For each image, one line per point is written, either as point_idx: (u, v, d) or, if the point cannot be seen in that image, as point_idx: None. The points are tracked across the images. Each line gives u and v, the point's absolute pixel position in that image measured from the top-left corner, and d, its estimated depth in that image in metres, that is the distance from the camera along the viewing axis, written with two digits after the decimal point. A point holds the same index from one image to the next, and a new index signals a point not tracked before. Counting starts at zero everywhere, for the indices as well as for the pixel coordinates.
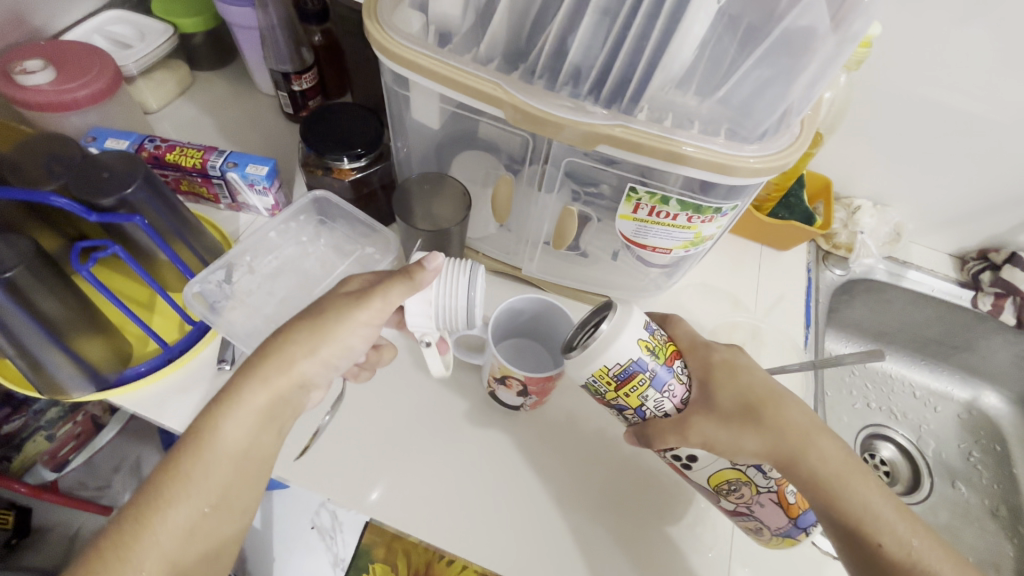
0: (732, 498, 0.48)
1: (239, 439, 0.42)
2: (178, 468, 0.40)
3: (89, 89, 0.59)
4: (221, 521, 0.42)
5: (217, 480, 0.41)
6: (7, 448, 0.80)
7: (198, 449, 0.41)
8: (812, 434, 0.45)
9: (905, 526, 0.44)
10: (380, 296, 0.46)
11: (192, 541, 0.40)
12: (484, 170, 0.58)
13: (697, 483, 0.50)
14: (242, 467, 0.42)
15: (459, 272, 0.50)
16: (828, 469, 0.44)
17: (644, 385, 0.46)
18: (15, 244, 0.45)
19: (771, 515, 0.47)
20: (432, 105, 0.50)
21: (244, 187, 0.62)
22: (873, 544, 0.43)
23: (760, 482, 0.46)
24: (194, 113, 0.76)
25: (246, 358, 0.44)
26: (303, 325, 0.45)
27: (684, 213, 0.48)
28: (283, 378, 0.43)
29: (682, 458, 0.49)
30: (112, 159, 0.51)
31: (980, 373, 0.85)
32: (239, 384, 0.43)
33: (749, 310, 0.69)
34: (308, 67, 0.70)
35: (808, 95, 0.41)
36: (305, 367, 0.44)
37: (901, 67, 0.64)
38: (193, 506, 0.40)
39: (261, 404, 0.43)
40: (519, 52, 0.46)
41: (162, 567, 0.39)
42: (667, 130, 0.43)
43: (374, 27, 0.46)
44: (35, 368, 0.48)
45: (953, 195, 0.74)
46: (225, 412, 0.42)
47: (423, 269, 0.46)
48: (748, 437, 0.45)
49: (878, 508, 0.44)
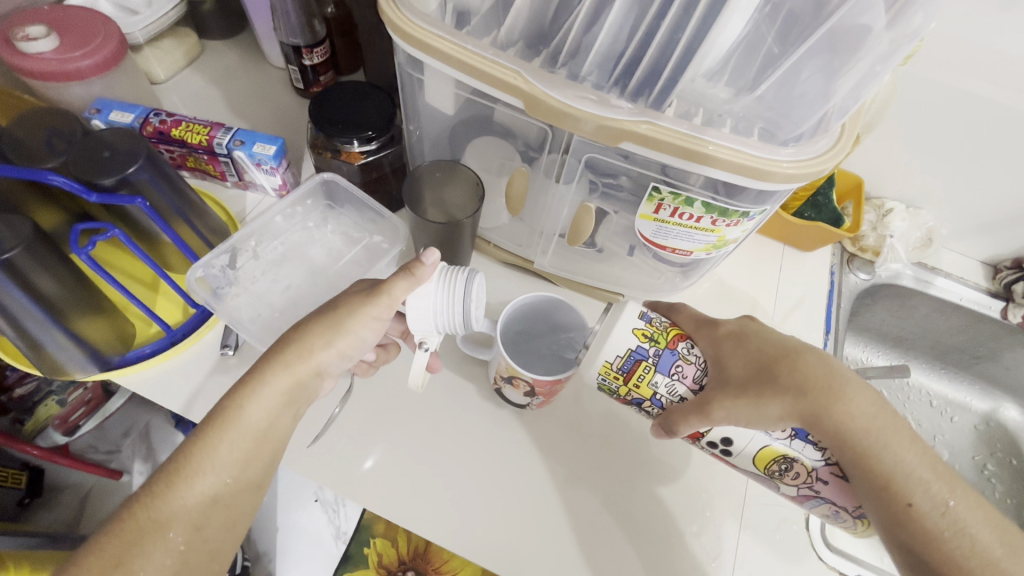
0: (790, 480, 0.45)
1: (260, 419, 0.42)
2: (203, 437, 0.40)
3: (93, 59, 0.57)
4: (242, 493, 0.41)
5: (239, 454, 0.41)
6: (19, 410, 0.81)
7: (222, 425, 0.40)
8: (836, 387, 0.42)
9: (941, 486, 0.40)
10: (386, 294, 0.44)
11: (215, 509, 0.40)
12: (499, 159, 0.55)
13: (745, 469, 0.47)
14: (261, 445, 0.42)
15: (457, 276, 0.45)
16: (855, 424, 0.41)
17: (650, 372, 0.45)
18: (15, 225, 0.44)
19: (840, 492, 0.44)
20: (447, 90, 0.47)
21: (251, 166, 0.60)
22: (903, 504, 0.39)
23: (812, 455, 0.43)
24: (202, 84, 0.74)
25: (270, 345, 0.44)
26: (317, 321, 0.44)
27: (708, 216, 0.45)
28: (302, 366, 0.43)
29: (718, 445, 0.46)
30: (115, 136, 0.49)
31: (1001, 385, 0.82)
32: (263, 367, 0.43)
33: (768, 313, 0.66)
34: (320, 41, 0.67)
35: (852, 100, 0.38)
36: (322, 358, 0.44)
37: (950, 60, 0.60)
38: (215, 476, 0.40)
39: (284, 387, 0.42)
40: (541, 35, 0.43)
41: (187, 531, 0.38)
42: (698, 127, 0.40)
43: (388, 5, 0.43)
44: (36, 348, 0.48)
45: (992, 200, 0.70)
46: (249, 394, 0.41)
47: (422, 264, 0.44)
48: (768, 402, 0.42)
49: (911, 466, 0.40)
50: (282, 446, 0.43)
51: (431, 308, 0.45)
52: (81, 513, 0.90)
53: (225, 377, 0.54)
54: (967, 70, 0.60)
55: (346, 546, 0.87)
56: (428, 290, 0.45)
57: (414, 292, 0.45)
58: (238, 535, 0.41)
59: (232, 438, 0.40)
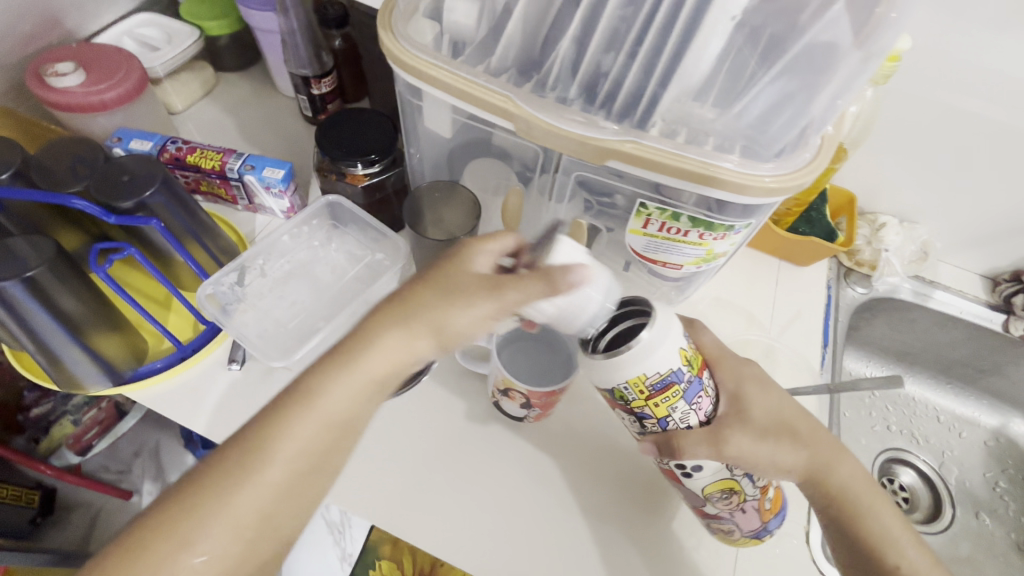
0: (718, 504, 0.48)
1: (341, 406, 0.38)
2: (279, 418, 0.37)
3: (116, 91, 0.61)
4: (304, 491, 0.38)
5: (315, 444, 0.38)
6: (36, 430, 0.85)
7: (304, 406, 0.37)
8: (841, 451, 0.49)
9: (921, 557, 0.47)
10: (511, 292, 0.39)
11: (275, 504, 0.37)
12: (496, 179, 0.58)
13: (688, 488, 0.48)
14: (335, 439, 0.38)
15: (595, 291, 0.39)
16: (854, 488, 0.48)
17: (677, 396, 0.43)
18: (39, 245, 0.46)
19: (748, 520, 0.48)
20: (445, 115, 0.50)
21: (261, 190, 0.63)
22: (891, 565, 0.46)
23: (749, 490, 0.46)
24: (217, 114, 0.78)
25: (373, 318, 0.40)
26: (429, 301, 0.40)
27: (694, 230, 0.47)
28: (403, 354, 0.39)
29: (685, 466, 0.46)
30: (133, 163, 0.52)
31: (1007, 399, 0.82)
32: (360, 346, 0.39)
33: (763, 326, 0.67)
34: (327, 71, 0.71)
35: (831, 110, 0.40)
36: (423, 347, 0.40)
37: (936, 75, 0.61)
38: (283, 467, 0.37)
39: (373, 375, 0.39)
40: (531, 62, 0.45)
41: (239, 526, 0.35)
42: (679, 146, 0.42)
43: (386, 35, 0.46)
44: (56, 363, 0.50)
45: (987, 215, 0.71)
46: (337, 374, 0.38)
47: (567, 278, 0.38)
48: (788, 452, 0.47)
49: (897, 535, 0.47)
50: (330, 466, 0.39)
51: (554, 318, 0.40)
52: (89, 534, 0.91)
53: (231, 390, 0.56)
54: (952, 85, 0.61)
55: (352, 568, 0.87)
56: (559, 304, 0.39)
57: (545, 300, 0.39)
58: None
59: (273, 456, 0.37)
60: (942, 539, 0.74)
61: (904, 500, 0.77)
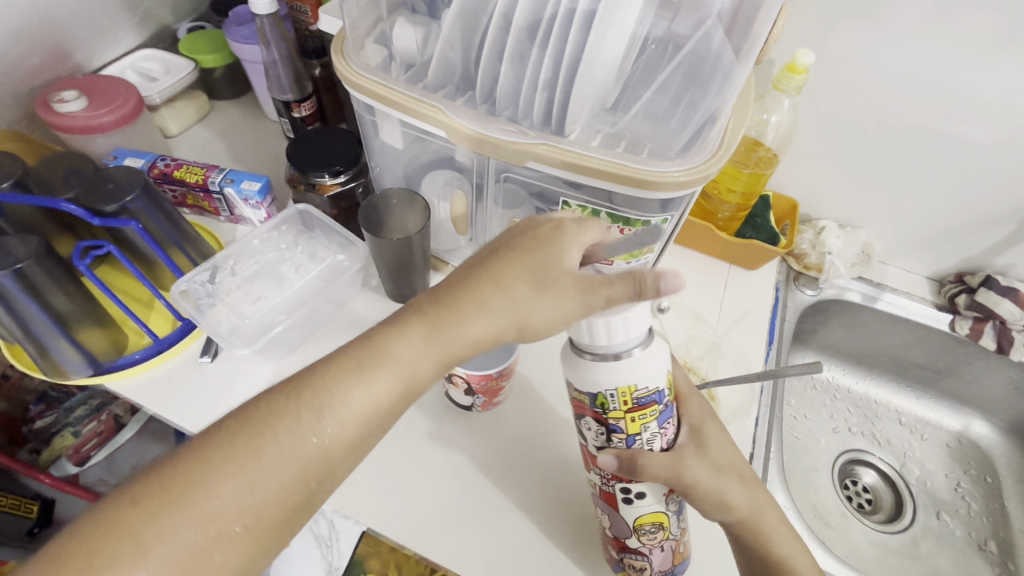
0: (643, 539, 0.46)
1: (412, 362, 0.38)
2: (354, 362, 0.37)
3: (114, 115, 0.68)
4: (362, 446, 0.37)
5: (386, 398, 0.37)
6: (37, 441, 0.89)
7: (381, 357, 0.37)
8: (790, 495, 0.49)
9: None
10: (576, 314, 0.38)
11: (333, 454, 0.36)
12: (444, 184, 0.62)
13: (620, 516, 0.46)
14: (401, 395, 0.38)
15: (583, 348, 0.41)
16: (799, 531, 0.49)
17: (653, 415, 0.42)
18: (28, 242, 0.52)
19: (661, 560, 0.48)
20: (395, 129, 0.56)
21: (240, 201, 0.69)
22: None
23: (674, 527, 0.46)
24: (209, 137, 0.86)
25: (467, 281, 0.39)
26: (522, 271, 0.39)
27: (615, 225, 0.53)
28: (489, 326, 0.38)
29: (630, 491, 0.44)
30: (118, 172, 0.59)
31: (967, 400, 0.83)
32: (452, 309, 0.38)
33: (711, 325, 0.70)
34: (307, 96, 0.78)
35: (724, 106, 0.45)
36: (509, 321, 0.38)
37: (854, 87, 0.66)
38: (345, 415, 0.36)
39: (453, 342, 0.38)
40: (463, 76, 0.51)
41: (299, 468, 0.35)
42: (591, 148, 0.47)
43: (338, 58, 0.53)
44: (43, 352, 0.56)
45: (924, 218, 0.75)
46: (420, 331, 0.38)
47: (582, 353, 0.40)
48: (742, 487, 0.47)
49: None
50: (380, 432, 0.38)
51: None
52: None
53: (201, 380, 0.60)
54: (870, 96, 0.66)
55: None
56: None
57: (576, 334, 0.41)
58: (289, 538, 0.36)
59: (329, 420, 0.35)
60: (904, 539, 0.74)
61: (866, 501, 0.77)
